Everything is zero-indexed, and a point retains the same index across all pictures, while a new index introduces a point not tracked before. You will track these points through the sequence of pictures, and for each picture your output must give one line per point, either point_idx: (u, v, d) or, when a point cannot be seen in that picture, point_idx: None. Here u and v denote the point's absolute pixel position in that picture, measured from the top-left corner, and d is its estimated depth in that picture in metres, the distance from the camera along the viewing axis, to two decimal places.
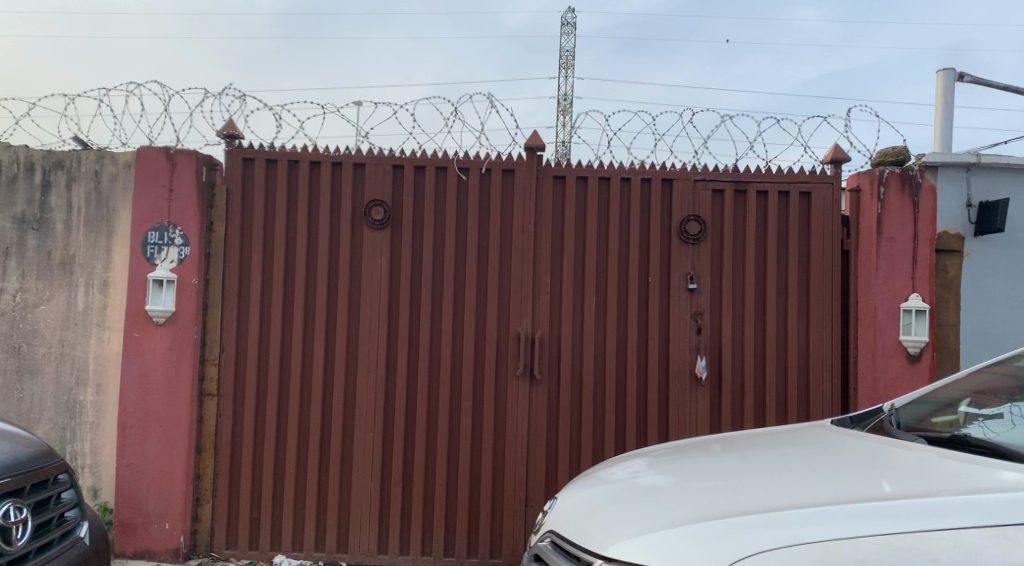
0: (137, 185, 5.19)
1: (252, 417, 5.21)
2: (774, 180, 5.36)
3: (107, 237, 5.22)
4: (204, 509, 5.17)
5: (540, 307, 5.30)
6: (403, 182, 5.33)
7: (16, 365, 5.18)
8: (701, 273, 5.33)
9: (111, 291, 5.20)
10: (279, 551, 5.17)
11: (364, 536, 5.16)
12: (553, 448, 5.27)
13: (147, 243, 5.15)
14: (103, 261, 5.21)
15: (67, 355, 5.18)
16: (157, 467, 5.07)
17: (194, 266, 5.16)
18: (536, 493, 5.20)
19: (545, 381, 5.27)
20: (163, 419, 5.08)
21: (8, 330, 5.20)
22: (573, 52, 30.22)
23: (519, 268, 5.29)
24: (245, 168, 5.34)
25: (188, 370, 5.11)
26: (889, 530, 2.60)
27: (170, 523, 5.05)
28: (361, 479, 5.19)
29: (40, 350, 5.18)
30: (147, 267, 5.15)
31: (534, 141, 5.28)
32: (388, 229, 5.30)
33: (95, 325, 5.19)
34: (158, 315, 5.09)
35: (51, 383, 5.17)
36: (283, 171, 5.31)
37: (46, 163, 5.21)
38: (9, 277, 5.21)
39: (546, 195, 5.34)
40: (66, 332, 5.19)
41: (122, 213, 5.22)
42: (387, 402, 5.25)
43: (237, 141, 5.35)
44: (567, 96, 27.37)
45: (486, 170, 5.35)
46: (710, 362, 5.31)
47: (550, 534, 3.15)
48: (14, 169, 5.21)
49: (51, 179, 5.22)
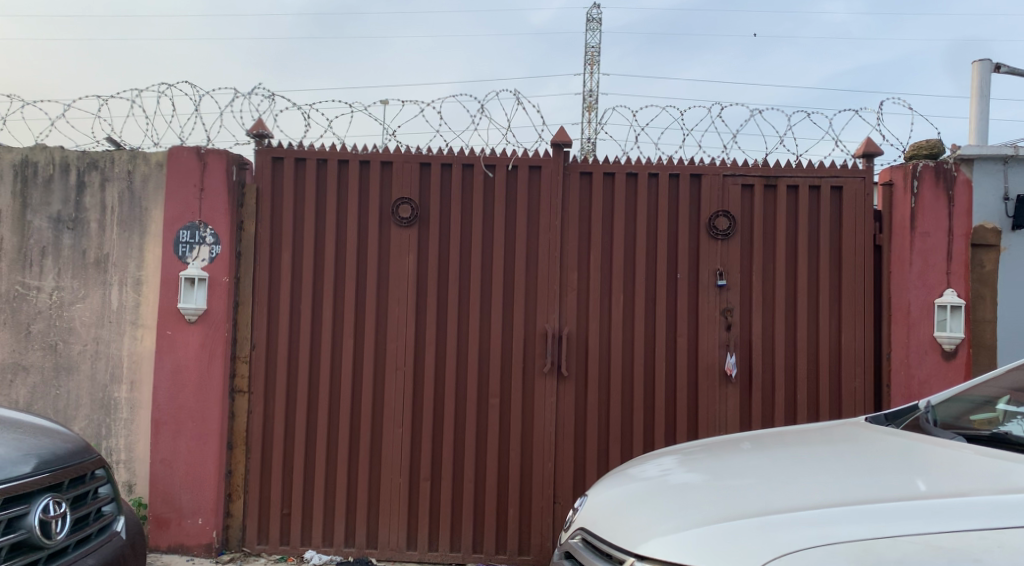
0: (169, 185, 5.26)
1: (282, 414, 5.26)
2: (805, 175, 5.31)
3: (140, 236, 5.29)
4: (236, 504, 5.23)
5: (567, 304, 5.29)
6: (430, 180, 5.34)
7: (52, 362, 5.27)
8: (729, 269, 5.29)
9: (144, 289, 5.27)
10: (309, 546, 5.21)
11: (393, 533, 5.18)
12: (581, 445, 5.26)
13: (179, 242, 5.22)
14: (137, 260, 5.28)
15: (102, 352, 5.26)
16: (190, 463, 5.14)
17: (225, 265, 5.21)
18: (564, 491, 5.20)
19: (572, 378, 5.26)
20: (196, 415, 5.15)
21: (44, 327, 5.28)
22: (598, 47, 30.14)
23: (546, 265, 5.28)
24: (274, 167, 5.38)
25: (220, 367, 5.17)
26: (929, 530, 2.56)
27: (203, 518, 5.12)
28: (390, 475, 5.22)
29: (75, 348, 5.27)
30: (179, 265, 5.21)
31: (561, 137, 5.26)
32: (415, 227, 5.31)
33: (129, 323, 5.26)
34: (190, 313, 5.16)
35: (86, 379, 5.26)
36: (311, 170, 5.35)
37: (81, 164, 5.30)
38: (46, 275, 5.30)
39: (573, 192, 5.33)
40: (101, 330, 5.27)
41: (155, 212, 5.29)
42: (414, 399, 5.27)
43: (266, 141, 5.39)
44: (592, 92, 27.32)
45: (513, 166, 5.35)
46: (741, 359, 5.27)
47: (581, 531, 3.14)
48: (50, 170, 5.31)
49: (86, 179, 5.30)
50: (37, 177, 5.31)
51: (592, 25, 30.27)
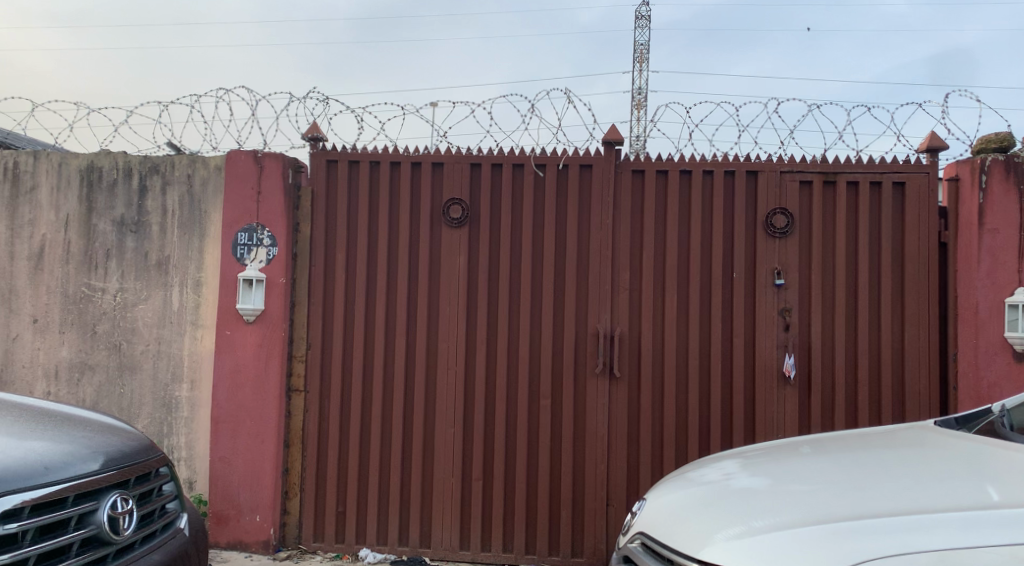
0: (228, 188, 5.36)
1: (337, 414, 5.32)
2: (865, 171, 5.17)
3: (200, 238, 5.40)
4: (293, 502, 5.31)
5: (619, 303, 5.24)
6: (481, 181, 5.35)
7: (117, 361, 5.41)
8: (787, 267, 5.18)
9: (204, 290, 5.38)
10: (364, 545, 5.26)
11: (447, 532, 5.20)
12: (635, 446, 5.21)
13: (238, 244, 5.32)
14: (196, 262, 5.40)
15: (163, 352, 5.39)
16: (248, 461, 5.23)
17: (282, 266, 5.29)
18: (617, 492, 5.16)
19: (625, 378, 5.21)
20: (254, 413, 5.24)
21: (109, 328, 5.43)
22: (647, 45, 29.92)
23: (598, 265, 5.25)
24: (329, 170, 5.45)
25: (277, 367, 5.25)
26: (1009, 540, 2.47)
27: (261, 515, 5.20)
28: (442, 475, 5.24)
29: (139, 348, 5.40)
30: (238, 266, 5.31)
31: (612, 135, 5.22)
32: (466, 227, 5.33)
33: (189, 323, 5.38)
34: (248, 313, 5.25)
35: (149, 378, 5.39)
36: (364, 172, 5.40)
37: (143, 168, 5.44)
38: (111, 278, 5.44)
39: (625, 190, 5.29)
40: (163, 330, 5.40)
41: (214, 215, 5.40)
42: (466, 399, 5.28)
43: (321, 143, 5.46)
44: (641, 90, 27.13)
45: (564, 166, 5.32)
46: (799, 360, 5.16)
47: (640, 535, 3.10)
48: (114, 175, 5.45)
49: (148, 184, 5.44)
50: (102, 181, 5.46)
51: (641, 23, 30.06)
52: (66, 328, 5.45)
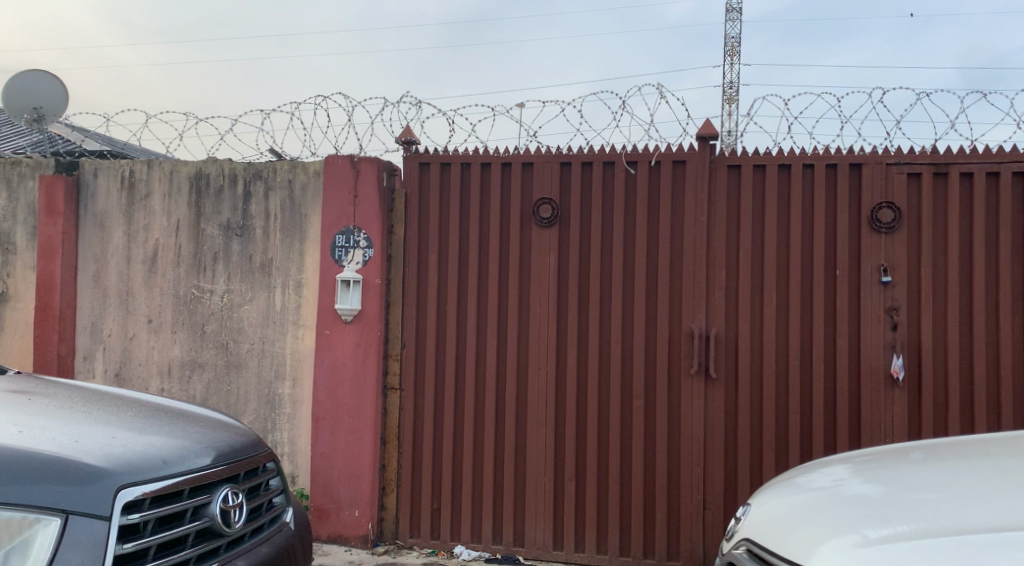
0: (325, 192, 5.52)
1: (431, 412, 5.40)
2: (980, 160, 4.90)
3: (300, 241, 5.57)
4: (389, 498, 5.41)
5: (715, 302, 5.13)
6: (571, 179, 5.33)
7: (224, 360, 5.64)
8: (895, 264, 4.97)
9: (305, 291, 5.55)
10: (459, 542, 5.32)
11: (540, 532, 5.20)
12: (733, 449, 5.09)
13: (335, 246, 5.46)
14: (297, 264, 5.57)
15: (267, 350, 5.58)
16: (347, 457, 5.36)
17: (378, 267, 5.41)
18: (715, 497, 5.05)
19: (722, 379, 5.10)
20: (351, 410, 5.37)
21: (217, 327, 5.66)
22: (739, 37, 29.27)
23: (693, 263, 5.15)
24: (421, 172, 5.54)
25: (373, 365, 5.37)
26: None
27: (359, 509, 5.33)
28: (535, 475, 5.24)
29: (244, 346, 5.62)
30: (335, 268, 5.46)
31: (707, 130, 5.11)
32: (556, 226, 5.31)
33: (291, 323, 5.56)
34: (346, 313, 5.37)
35: (254, 376, 5.59)
36: (456, 173, 5.46)
37: (247, 174, 5.65)
38: (218, 280, 5.67)
39: (720, 187, 5.17)
40: (266, 330, 5.59)
41: (313, 218, 5.56)
42: (558, 399, 5.27)
43: (414, 147, 5.55)
44: (733, 84, 26.55)
45: (656, 162, 5.25)
46: (908, 361, 4.94)
47: (745, 542, 3.03)
48: (221, 181, 5.69)
49: (252, 189, 5.65)
50: (210, 188, 5.70)
51: (733, 15, 29.44)
52: (178, 328, 5.71)
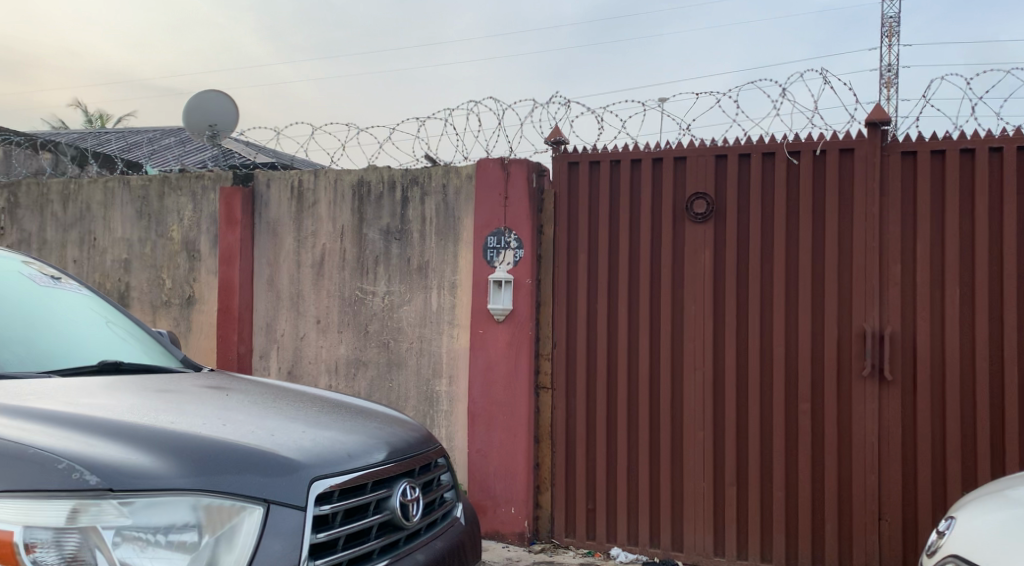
0: (478, 195, 5.61)
1: (584, 411, 5.36)
2: None
3: (454, 243, 5.70)
4: (544, 496, 5.43)
5: (889, 299, 4.82)
6: (727, 173, 5.15)
7: (385, 358, 5.84)
8: None
9: (459, 292, 5.67)
10: (615, 543, 5.26)
11: (699, 537, 5.06)
12: (912, 456, 4.76)
13: (488, 248, 5.54)
14: (451, 266, 5.70)
15: (424, 349, 5.74)
16: (502, 454, 5.42)
17: (528, 267, 5.44)
18: (891, 506, 4.75)
19: (899, 381, 4.78)
20: (506, 409, 5.43)
21: (377, 327, 5.88)
22: (898, 18, 27.56)
23: (863, 258, 4.86)
24: (570, 172, 5.52)
25: (526, 364, 5.40)
26: None
27: (515, 507, 5.37)
28: (693, 478, 5.10)
29: (403, 345, 5.80)
30: (487, 269, 5.54)
31: (877, 115, 4.80)
32: (712, 222, 5.15)
33: (446, 322, 5.69)
34: (498, 313, 5.44)
35: (414, 374, 5.76)
36: (606, 171, 5.41)
37: (404, 181, 5.83)
38: (379, 282, 5.89)
39: (893, 175, 4.85)
40: (424, 329, 5.75)
41: (466, 221, 5.67)
42: (716, 400, 5.11)
43: (563, 146, 5.55)
44: (892, 66, 25.02)
45: (820, 152, 4.98)
46: None
47: (952, 559, 2.79)
48: (380, 188, 5.90)
49: (409, 195, 5.82)
50: (370, 195, 5.93)
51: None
52: (343, 328, 5.97)
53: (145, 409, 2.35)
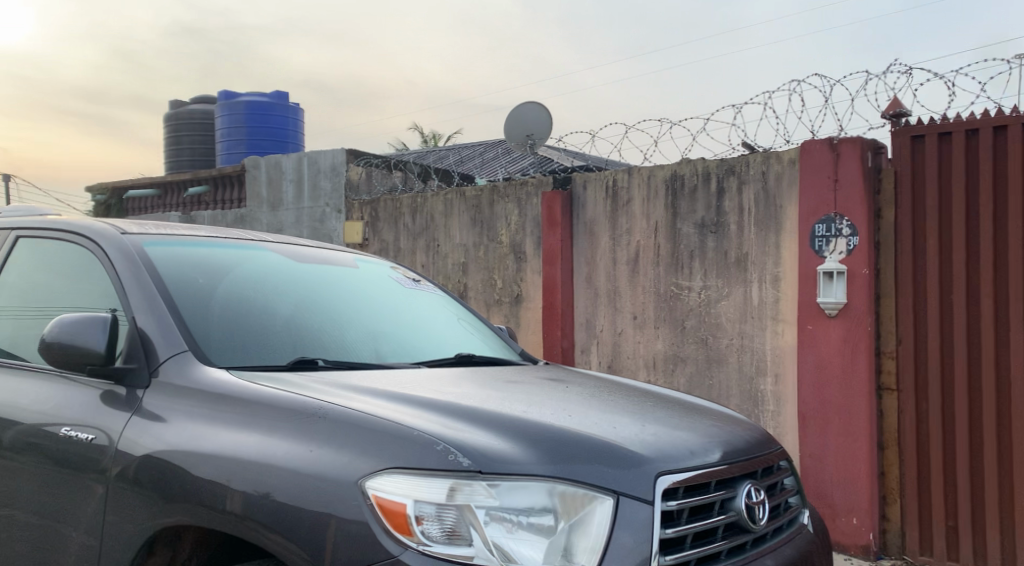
0: (803, 178, 5.25)
1: (938, 415, 4.78)
2: None
3: (777, 234, 5.42)
4: (893, 508, 4.94)
5: None
6: None
7: (705, 354, 5.71)
8: None
9: (784, 286, 5.38)
10: None
11: None
12: None
13: (815, 236, 5.17)
14: (774, 257, 5.43)
15: (746, 346, 5.52)
16: (840, 459, 5.02)
17: (864, 257, 4.96)
18: None
19: None
20: (842, 410, 5.02)
21: (696, 323, 5.76)
22: None
23: None
24: (915, 146, 4.97)
25: (865, 361, 4.95)
26: None
27: (857, 518, 4.93)
28: None
29: (723, 341, 5.63)
30: (816, 259, 5.17)
31: None
32: None
33: (770, 318, 5.43)
34: (830, 307, 5.05)
35: (735, 371, 5.57)
36: (960, 143, 4.79)
37: (719, 171, 5.67)
38: (695, 277, 5.78)
39: None
40: (744, 325, 5.54)
41: (791, 208, 5.36)
42: None
43: (904, 119, 5.01)
44: None
45: None
46: None
47: None
48: (694, 180, 5.78)
49: (725, 185, 5.64)
50: (684, 188, 5.84)
51: None
52: (661, 325, 5.94)
53: (491, 394, 2.41)
